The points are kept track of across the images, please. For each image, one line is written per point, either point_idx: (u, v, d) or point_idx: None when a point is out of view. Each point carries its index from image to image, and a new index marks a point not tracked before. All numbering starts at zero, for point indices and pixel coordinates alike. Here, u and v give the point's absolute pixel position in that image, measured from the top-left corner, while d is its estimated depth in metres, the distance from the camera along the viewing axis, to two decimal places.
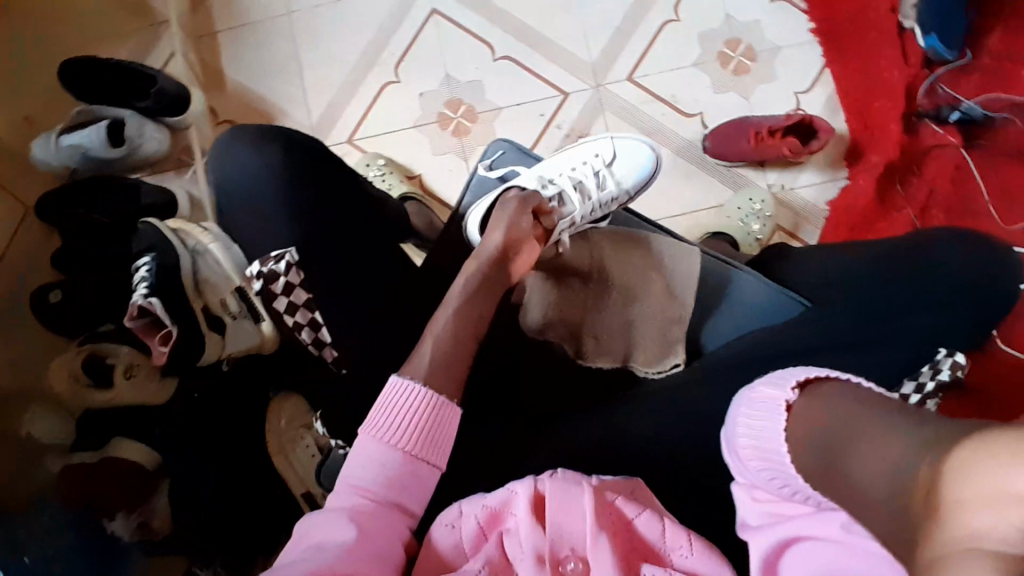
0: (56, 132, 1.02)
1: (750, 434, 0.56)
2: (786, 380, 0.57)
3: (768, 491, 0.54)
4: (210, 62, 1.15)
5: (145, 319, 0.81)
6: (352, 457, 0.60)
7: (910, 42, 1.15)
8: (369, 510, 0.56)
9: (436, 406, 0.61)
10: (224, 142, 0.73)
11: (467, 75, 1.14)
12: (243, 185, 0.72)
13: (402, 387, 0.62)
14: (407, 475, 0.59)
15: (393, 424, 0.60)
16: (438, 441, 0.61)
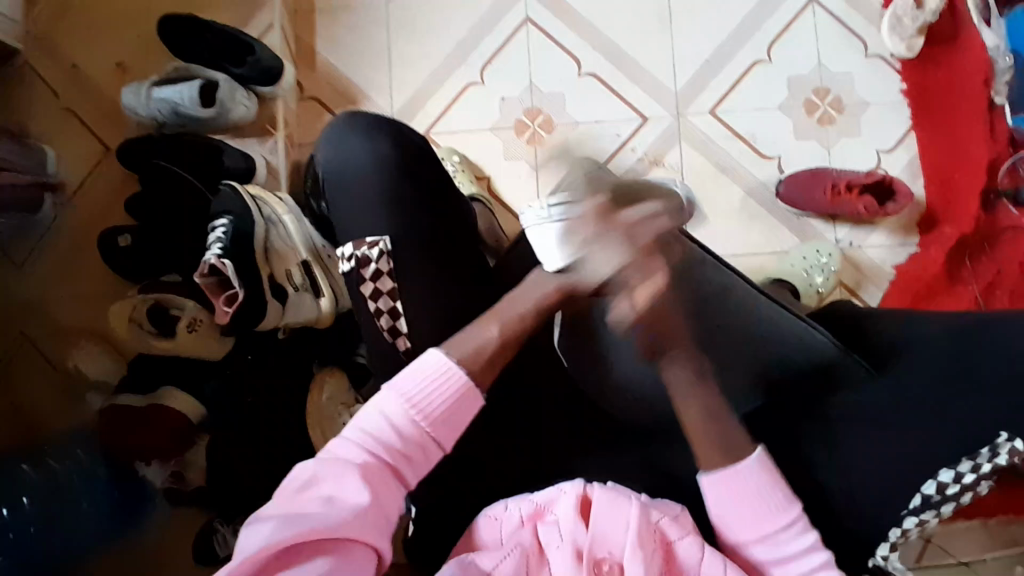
0: (150, 85, 1.06)
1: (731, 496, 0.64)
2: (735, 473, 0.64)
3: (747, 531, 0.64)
4: (306, 38, 1.18)
5: (215, 277, 0.85)
6: (367, 410, 0.62)
7: (998, 119, 1.13)
8: (373, 469, 0.59)
9: (463, 391, 0.63)
10: (343, 122, 0.76)
11: (551, 87, 1.15)
12: (347, 171, 0.74)
13: (435, 363, 0.63)
14: (418, 447, 0.61)
15: (419, 395, 0.62)
16: (456, 424, 0.63)
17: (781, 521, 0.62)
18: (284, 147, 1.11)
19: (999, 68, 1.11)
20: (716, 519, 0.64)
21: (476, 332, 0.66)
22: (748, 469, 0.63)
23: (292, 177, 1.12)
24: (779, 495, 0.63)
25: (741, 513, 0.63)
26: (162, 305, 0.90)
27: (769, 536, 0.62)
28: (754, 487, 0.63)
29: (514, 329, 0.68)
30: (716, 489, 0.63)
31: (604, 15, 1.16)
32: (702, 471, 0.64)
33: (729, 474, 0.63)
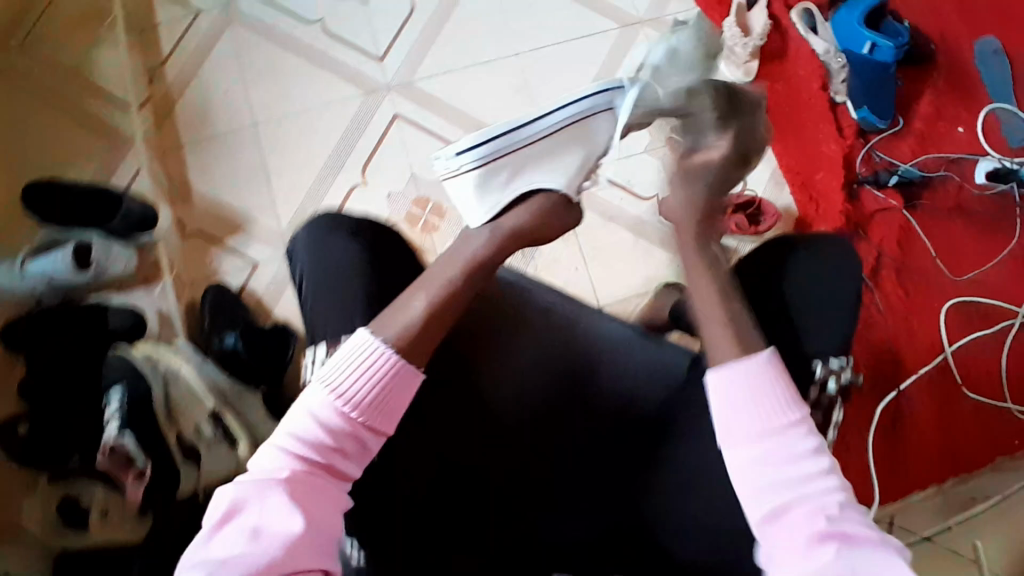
0: (22, 259, 1.02)
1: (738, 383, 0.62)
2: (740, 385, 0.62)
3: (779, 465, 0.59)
4: (177, 171, 1.15)
5: (115, 453, 0.86)
6: (293, 414, 0.60)
7: (843, 114, 1.23)
8: (306, 475, 0.57)
9: (396, 373, 0.63)
10: (325, 226, 0.74)
11: (433, 173, 1.17)
12: (332, 268, 0.73)
13: (362, 346, 0.63)
14: (352, 440, 0.60)
15: (347, 383, 0.61)
16: (389, 408, 0.62)
17: (791, 418, 0.60)
18: (174, 289, 1.09)
19: (833, 69, 1.22)
20: (722, 423, 0.62)
21: (404, 307, 0.67)
22: (763, 364, 0.62)
23: (187, 317, 1.09)
24: (787, 393, 0.61)
25: (750, 411, 0.61)
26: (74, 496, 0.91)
27: (778, 437, 0.60)
28: (763, 381, 0.62)
29: (441, 304, 0.68)
30: (734, 386, 0.62)
31: (468, 95, 1.20)
32: (710, 368, 0.64)
33: (742, 360, 0.63)
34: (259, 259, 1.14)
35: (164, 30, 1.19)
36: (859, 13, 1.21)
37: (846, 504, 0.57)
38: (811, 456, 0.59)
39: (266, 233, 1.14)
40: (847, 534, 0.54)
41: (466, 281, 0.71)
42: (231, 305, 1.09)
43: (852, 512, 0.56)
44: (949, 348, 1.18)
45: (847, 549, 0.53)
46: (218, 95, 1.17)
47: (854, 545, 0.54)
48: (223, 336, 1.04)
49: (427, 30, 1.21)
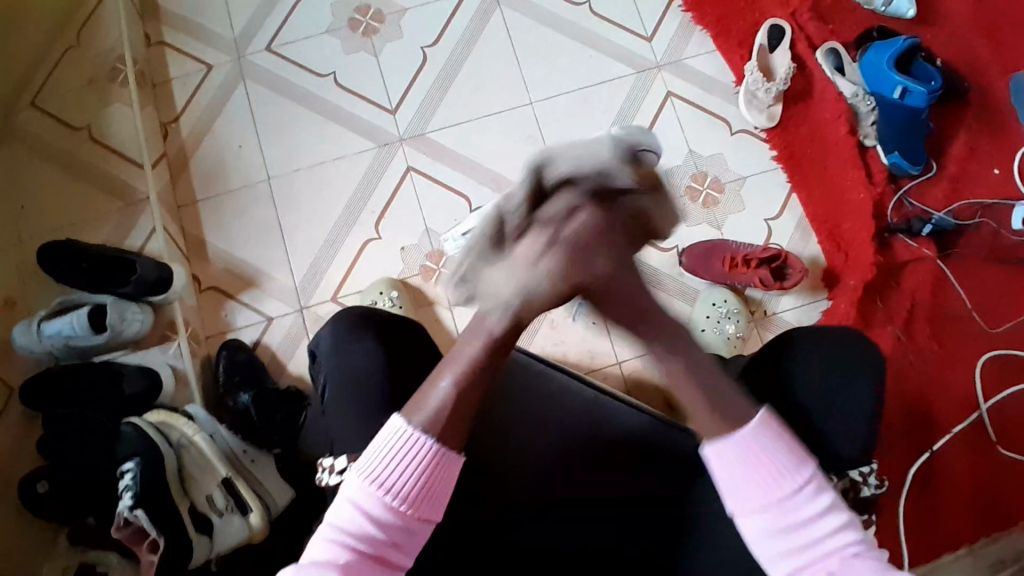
0: (39, 319, 1.03)
1: (733, 460, 0.58)
2: (736, 461, 0.58)
3: (778, 533, 0.57)
4: (193, 229, 1.18)
5: (132, 527, 0.80)
6: (336, 504, 0.58)
7: (873, 159, 1.18)
8: (358, 564, 0.55)
9: (439, 460, 0.59)
10: (345, 334, 0.76)
11: (447, 228, 1.17)
12: (355, 374, 0.74)
13: (399, 434, 0.59)
14: (403, 532, 0.57)
15: (389, 473, 0.58)
16: (436, 495, 0.59)
17: (799, 482, 0.57)
18: (189, 347, 1.09)
19: (861, 112, 1.18)
20: (731, 496, 0.59)
21: (430, 389, 0.60)
22: (756, 434, 0.58)
23: (202, 375, 1.11)
24: (791, 452, 0.58)
25: (753, 479, 0.58)
26: (92, 562, 0.89)
27: (788, 503, 0.57)
28: (763, 448, 0.58)
29: (469, 382, 0.60)
30: (729, 457, 0.59)
31: (479, 147, 1.19)
32: (704, 444, 0.60)
33: (730, 436, 0.59)
34: (273, 313, 1.14)
35: (178, 85, 1.23)
36: (889, 53, 1.16)
37: (854, 552, 0.55)
38: (823, 513, 0.57)
39: (281, 289, 1.15)
40: None
41: (488, 356, 0.61)
42: (247, 363, 1.08)
43: (860, 564, 0.54)
44: (984, 404, 1.09)
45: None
46: (232, 149, 1.20)
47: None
48: (237, 395, 1.05)
49: (438, 81, 1.22)
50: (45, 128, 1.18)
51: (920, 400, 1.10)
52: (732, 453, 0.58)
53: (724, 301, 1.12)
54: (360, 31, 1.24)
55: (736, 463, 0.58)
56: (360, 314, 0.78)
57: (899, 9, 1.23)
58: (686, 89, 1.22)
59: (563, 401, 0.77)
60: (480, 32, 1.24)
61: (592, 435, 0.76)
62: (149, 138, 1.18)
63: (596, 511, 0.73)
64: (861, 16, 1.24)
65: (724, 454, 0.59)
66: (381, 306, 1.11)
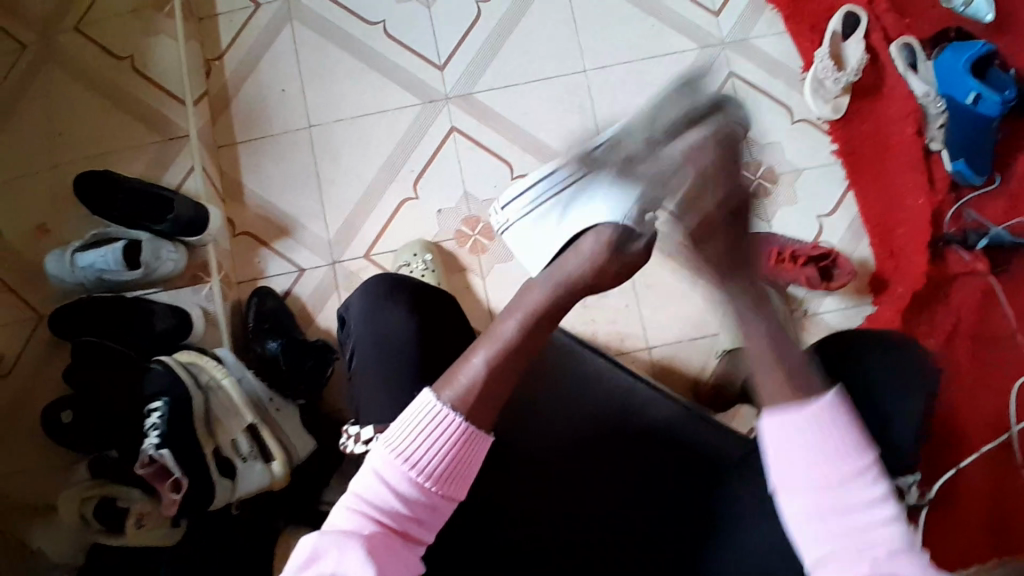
0: (74, 249, 1.03)
1: (791, 436, 0.55)
2: (796, 434, 0.55)
3: (826, 516, 0.54)
4: (231, 171, 1.16)
5: (155, 466, 0.82)
6: (361, 474, 0.57)
7: (936, 164, 1.13)
8: (381, 536, 0.54)
9: (467, 438, 0.57)
10: (381, 297, 0.75)
11: (486, 194, 1.14)
12: (386, 340, 0.73)
13: (427, 407, 0.57)
14: (426, 508, 0.56)
15: (415, 446, 0.56)
16: (462, 474, 0.58)
17: (858, 462, 0.54)
18: (219, 291, 1.08)
19: (931, 114, 1.12)
20: (778, 475, 0.56)
21: (464, 363, 0.60)
22: (827, 407, 0.55)
23: (232, 319, 1.10)
24: (856, 435, 0.55)
25: (807, 455, 0.54)
26: (112, 496, 0.88)
27: (837, 487, 0.54)
28: (827, 423, 0.55)
29: (502, 361, 0.60)
30: (789, 435, 0.55)
31: (528, 114, 1.16)
32: (761, 413, 0.57)
33: (793, 407, 0.55)
34: (305, 265, 1.13)
35: (223, 19, 1.19)
36: (967, 54, 1.08)
37: (902, 544, 0.53)
38: (873, 502, 0.53)
39: (315, 241, 1.13)
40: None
41: (529, 329, 0.62)
42: (276, 312, 1.08)
43: (905, 561, 0.52)
44: (1015, 426, 1.06)
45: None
46: (275, 93, 1.17)
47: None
48: (265, 343, 1.05)
49: (490, 42, 1.18)
50: (89, 53, 1.16)
51: (953, 417, 1.07)
52: (798, 423, 0.55)
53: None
54: None
55: (796, 442, 0.55)
56: (391, 281, 0.77)
57: (978, 11, 1.16)
58: (748, 72, 1.17)
59: (593, 385, 0.76)
60: None
61: (619, 423, 0.74)
62: (192, 74, 1.15)
63: (618, 499, 0.72)
64: (940, 12, 1.17)
65: (784, 425, 0.55)
66: (414, 269, 1.08)
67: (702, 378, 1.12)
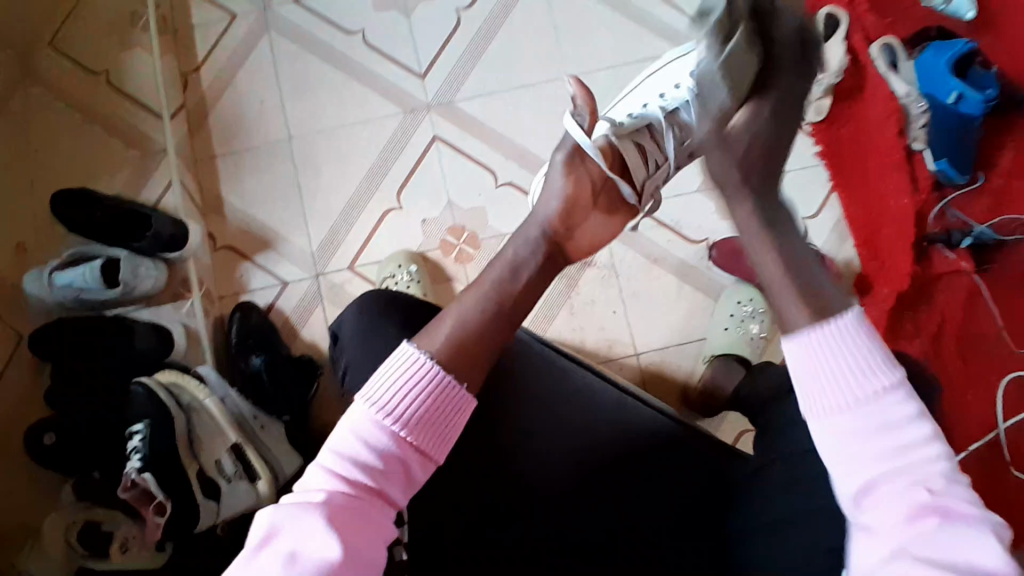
0: (50, 268, 1.01)
1: (818, 355, 0.52)
2: (825, 351, 0.52)
3: (863, 437, 0.49)
4: (210, 185, 1.14)
5: (137, 489, 0.80)
6: (337, 433, 0.53)
7: (919, 164, 1.13)
8: (349, 500, 0.50)
9: (444, 389, 0.56)
10: (371, 316, 0.74)
11: (470, 202, 1.13)
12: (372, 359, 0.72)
13: (407, 359, 0.56)
14: (399, 460, 0.53)
15: (393, 397, 0.54)
16: (440, 427, 0.55)
17: (889, 379, 0.50)
18: (200, 307, 1.06)
19: (913, 113, 1.09)
20: (806, 392, 0.52)
21: (451, 311, 0.61)
22: (849, 324, 0.52)
23: (213, 336, 1.08)
24: (883, 354, 0.51)
25: (832, 374, 0.51)
26: (97, 521, 0.87)
27: (868, 408, 0.49)
28: (850, 343, 0.52)
29: (477, 331, 0.60)
30: (813, 348, 0.52)
31: (510, 122, 1.15)
32: (788, 334, 0.54)
33: (820, 325, 0.53)
34: (288, 278, 1.12)
35: (198, 31, 1.18)
36: (949, 56, 1.08)
37: (948, 473, 0.47)
38: (914, 421, 0.49)
39: (299, 255, 1.12)
40: (943, 506, 0.45)
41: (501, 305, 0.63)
42: (259, 327, 1.07)
43: (955, 486, 0.46)
44: (1002, 424, 1.05)
45: (943, 520, 0.44)
46: (254, 104, 1.15)
47: (952, 519, 0.44)
48: (248, 359, 1.04)
49: (471, 49, 1.16)
50: (63, 68, 1.14)
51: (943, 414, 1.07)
52: (828, 338, 0.52)
53: (750, 299, 1.09)
54: None
55: (827, 356, 0.52)
56: (379, 298, 0.75)
57: (959, 10, 1.16)
58: None
59: (591, 403, 0.73)
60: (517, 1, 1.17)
61: (620, 438, 0.72)
62: (169, 86, 1.14)
63: (611, 515, 0.70)
64: (921, 12, 1.17)
65: (813, 338, 0.53)
66: (399, 280, 1.07)
67: (691, 383, 1.11)
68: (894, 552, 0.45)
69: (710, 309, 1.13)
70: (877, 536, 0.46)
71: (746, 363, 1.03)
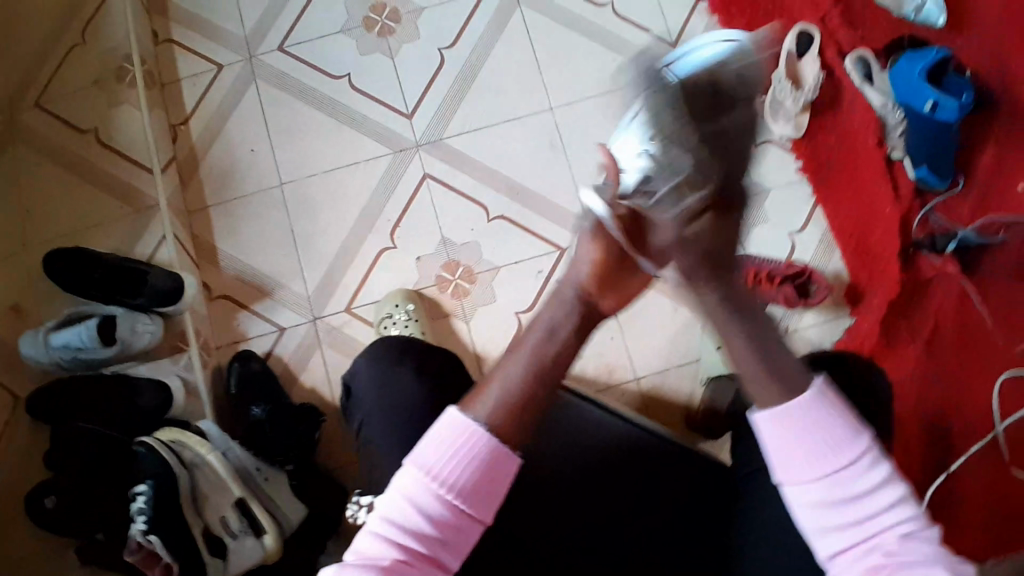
0: (48, 329, 1.01)
1: (788, 436, 0.55)
2: (793, 431, 0.55)
3: (830, 507, 0.54)
4: (204, 235, 1.15)
5: (144, 552, 0.81)
6: (384, 496, 0.55)
7: (900, 172, 1.16)
8: (404, 567, 0.52)
9: (494, 455, 0.54)
10: (388, 364, 0.75)
11: (463, 238, 1.14)
12: (394, 407, 0.72)
13: (451, 428, 0.55)
14: (452, 527, 0.54)
15: (441, 464, 0.54)
16: (488, 494, 0.54)
17: (854, 451, 0.54)
18: (199, 360, 1.06)
19: (890, 124, 1.14)
20: (779, 464, 0.55)
21: (499, 378, 0.57)
22: (813, 400, 0.55)
23: (214, 386, 1.08)
24: (848, 424, 0.55)
25: (801, 452, 0.54)
26: None
27: (834, 476, 0.54)
28: (818, 421, 0.54)
29: (520, 393, 0.56)
30: (783, 427, 0.55)
31: (497, 156, 1.16)
32: (757, 409, 0.56)
33: (787, 406, 0.55)
34: (286, 323, 1.12)
35: (185, 84, 1.19)
36: (920, 65, 1.10)
37: (909, 526, 0.53)
38: (877, 486, 0.53)
39: (295, 299, 1.12)
40: (903, 561, 0.51)
41: (545, 375, 0.58)
42: (260, 375, 1.06)
43: (913, 542, 0.52)
44: (1000, 424, 1.05)
45: (905, 570, 0.50)
46: (244, 153, 1.16)
47: (912, 569, 0.50)
48: (249, 408, 1.03)
49: (456, 87, 1.18)
50: (51, 128, 1.15)
51: (941, 417, 1.08)
52: (795, 416, 0.55)
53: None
54: (376, 31, 1.20)
55: (795, 439, 0.55)
56: (387, 347, 0.77)
57: (929, 17, 1.18)
58: None
59: (591, 433, 0.74)
60: (499, 37, 1.20)
61: (620, 466, 0.73)
62: (158, 140, 1.14)
63: (621, 547, 0.71)
64: (892, 25, 1.20)
65: (784, 417, 0.55)
66: (397, 319, 1.08)
67: (693, 404, 1.12)
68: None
69: (702, 328, 1.14)
70: None
71: (738, 380, 1.02)
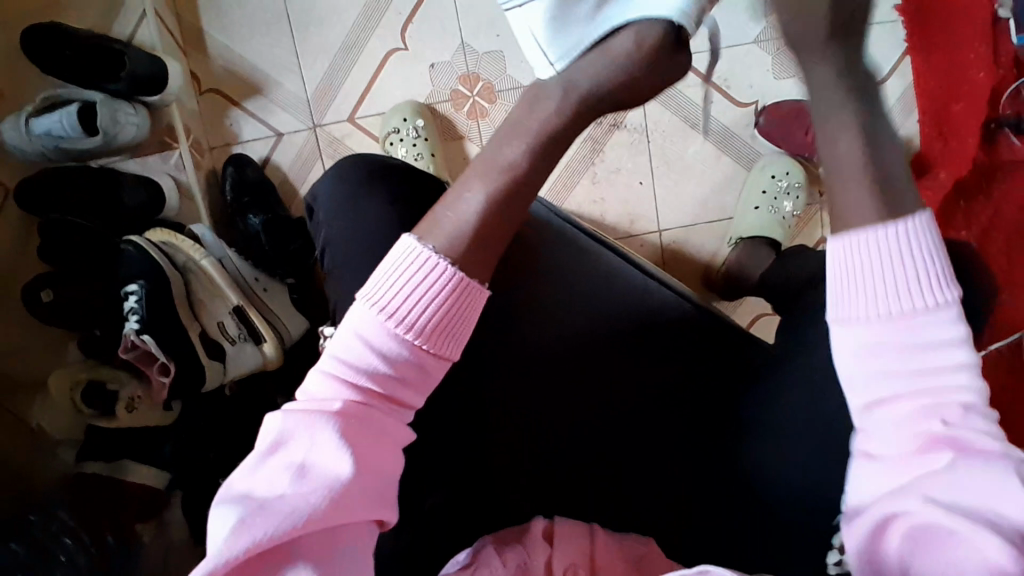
0: (26, 114, 0.89)
1: (866, 264, 0.44)
2: (879, 261, 0.44)
3: (888, 357, 0.43)
4: (190, 14, 1.01)
5: (138, 350, 0.79)
6: (338, 335, 0.47)
7: (1002, 34, 0.98)
8: (361, 409, 0.45)
9: (459, 289, 0.47)
10: (353, 185, 0.66)
11: (487, 46, 0.99)
12: (362, 232, 0.63)
13: (409, 255, 0.47)
14: (413, 367, 0.46)
15: (402, 300, 0.46)
16: (455, 332, 0.48)
17: (939, 297, 0.43)
18: (191, 159, 0.98)
19: None
20: (842, 301, 0.45)
21: (455, 201, 0.50)
22: (911, 230, 0.44)
23: (208, 190, 1.02)
24: (942, 268, 0.44)
25: (881, 282, 0.44)
26: (103, 380, 0.83)
27: (911, 319, 0.43)
28: (909, 254, 0.44)
29: (496, 204, 0.49)
30: (863, 255, 0.45)
31: None
32: (833, 235, 0.46)
33: (866, 230, 0.45)
34: (283, 128, 1.01)
35: None
36: None
37: (975, 404, 0.42)
38: (952, 346, 0.43)
39: (292, 100, 1.01)
40: (962, 441, 0.41)
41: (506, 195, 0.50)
42: (256, 181, 0.99)
43: (975, 420, 0.42)
44: None
45: (962, 456, 0.40)
46: None
47: (970, 455, 0.40)
48: (247, 217, 0.97)
49: None
50: None
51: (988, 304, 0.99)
52: (878, 239, 0.44)
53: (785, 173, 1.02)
54: None
55: (880, 270, 0.44)
56: (350, 167, 0.67)
57: None
58: None
59: (608, 284, 0.64)
60: None
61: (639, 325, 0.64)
62: None
63: (624, 407, 0.63)
64: None
65: (865, 238, 0.45)
66: (404, 136, 0.97)
67: (714, 263, 1.06)
68: (901, 490, 0.41)
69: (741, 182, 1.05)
70: (878, 456, 0.43)
71: (775, 249, 0.97)
